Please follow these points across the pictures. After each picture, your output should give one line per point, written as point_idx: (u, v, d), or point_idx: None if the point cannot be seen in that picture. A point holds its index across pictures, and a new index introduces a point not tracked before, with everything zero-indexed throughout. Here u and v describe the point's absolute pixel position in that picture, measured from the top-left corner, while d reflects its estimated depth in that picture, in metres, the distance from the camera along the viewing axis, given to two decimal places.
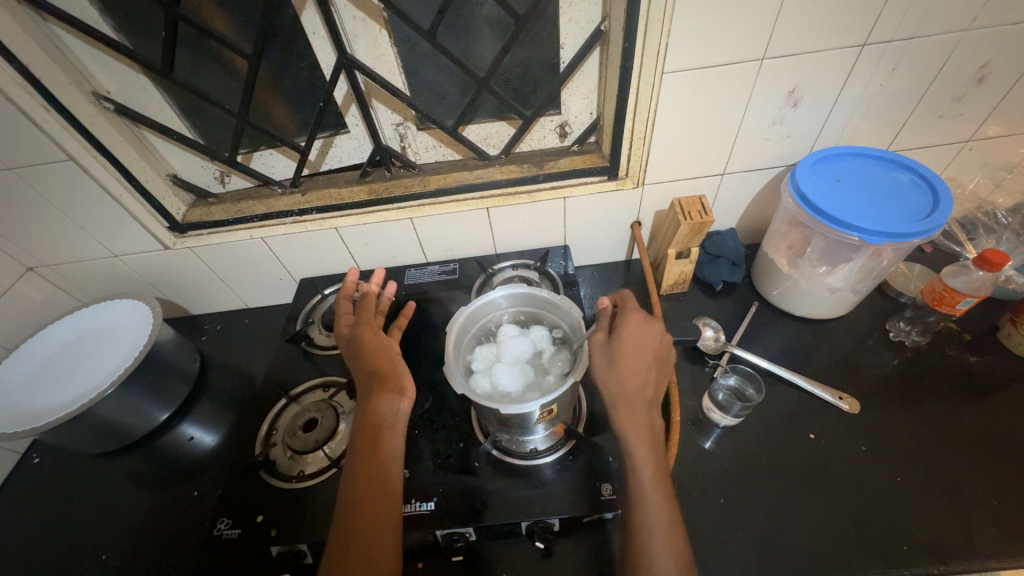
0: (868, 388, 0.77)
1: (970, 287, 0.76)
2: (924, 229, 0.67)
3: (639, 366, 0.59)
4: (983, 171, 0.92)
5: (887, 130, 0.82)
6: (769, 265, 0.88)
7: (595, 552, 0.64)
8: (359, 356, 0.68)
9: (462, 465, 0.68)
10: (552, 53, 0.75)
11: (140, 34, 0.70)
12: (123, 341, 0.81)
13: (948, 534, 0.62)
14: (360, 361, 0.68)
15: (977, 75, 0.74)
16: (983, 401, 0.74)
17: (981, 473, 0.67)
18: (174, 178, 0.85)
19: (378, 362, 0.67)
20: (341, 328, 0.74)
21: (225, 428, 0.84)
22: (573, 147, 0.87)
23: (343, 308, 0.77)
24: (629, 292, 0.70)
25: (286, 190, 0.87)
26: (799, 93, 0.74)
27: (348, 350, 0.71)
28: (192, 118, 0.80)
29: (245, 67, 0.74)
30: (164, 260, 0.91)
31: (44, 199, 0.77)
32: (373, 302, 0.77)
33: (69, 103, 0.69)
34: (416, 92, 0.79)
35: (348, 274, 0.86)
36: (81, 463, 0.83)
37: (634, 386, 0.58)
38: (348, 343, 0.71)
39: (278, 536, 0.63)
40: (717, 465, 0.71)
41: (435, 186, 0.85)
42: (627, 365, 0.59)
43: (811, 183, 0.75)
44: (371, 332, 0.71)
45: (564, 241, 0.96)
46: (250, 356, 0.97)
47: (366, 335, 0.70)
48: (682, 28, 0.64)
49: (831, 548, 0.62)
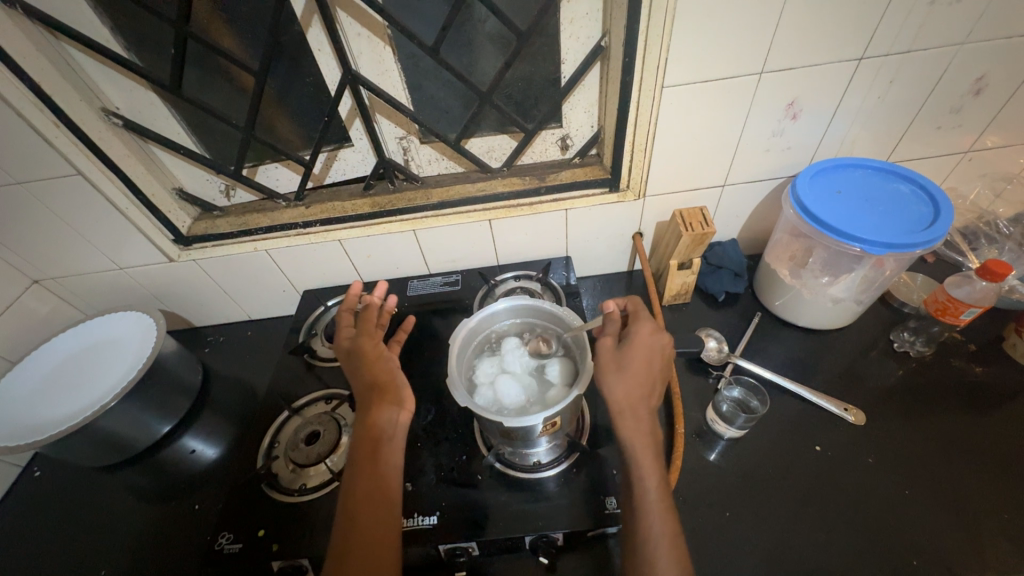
0: (874, 399, 0.77)
1: (974, 297, 0.76)
2: (925, 240, 0.67)
3: (644, 376, 0.59)
4: (983, 182, 0.92)
5: (886, 142, 0.82)
6: (772, 275, 0.88)
7: (599, 567, 0.63)
8: (359, 368, 0.68)
9: (465, 478, 0.67)
10: (553, 68, 0.76)
11: (150, 51, 0.71)
12: (127, 353, 0.81)
13: (959, 549, 0.61)
14: (360, 373, 0.68)
15: (975, 88, 0.75)
16: (990, 412, 0.73)
17: (991, 486, 0.66)
18: (179, 191, 0.86)
19: (378, 373, 0.67)
20: (341, 340, 0.73)
21: (227, 440, 0.83)
22: (574, 159, 0.88)
23: (345, 321, 0.77)
24: (639, 296, 0.70)
25: (290, 203, 0.88)
26: (798, 106, 0.75)
27: (348, 363, 0.70)
28: (198, 133, 0.81)
29: (251, 83, 0.75)
30: (168, 273, 0.91)
31: (51, 213, 0.78)
32: (374, 315, 0.76)
33: (79, 118, 0.70)
34: (419, 106, 0.81)
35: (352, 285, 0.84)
36: (82, 476, 0.82)
37: (639, 395, 0.58)
38: (347, 355, 0.71)
39: (279, 550, 0.63)
40: (723, 477, 0.70)
41: (439, 199, 0.86)
42: (632, 374, 0.59)
43: (811, 194, 0.75)
44: (371, 343, 0.70)
45: (566, 252, 0.97)
46: (253, 368, 0.97)
47: (366, 347, 0.69)
48: (682, 42, 0.65)
49: (840, 563, 0.61)
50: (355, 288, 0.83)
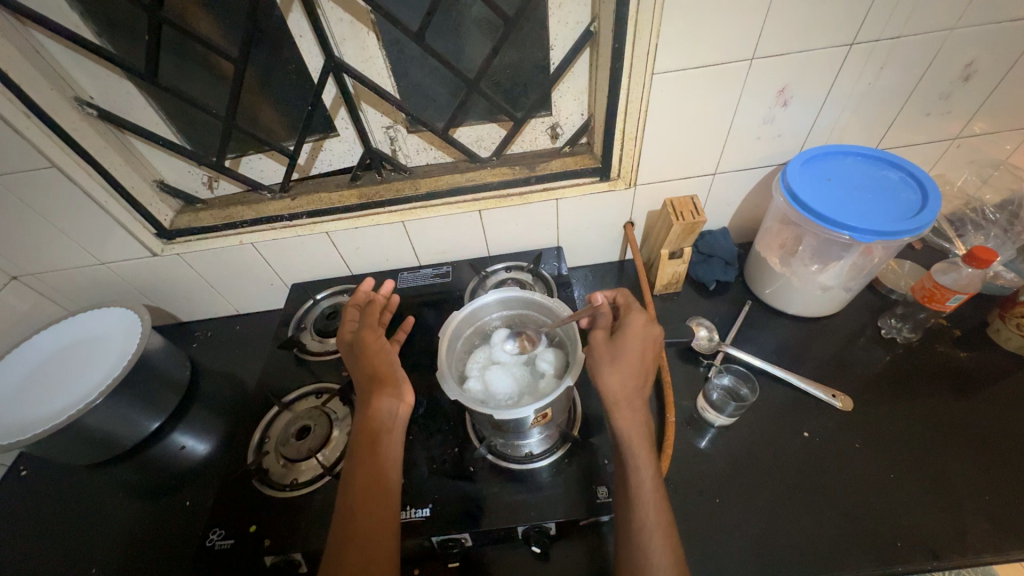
0: (861, 385, 0.78)
1: (959, 283, 0.76)
2: (913, 227, 0.67)
3: (641, 366, 0.59)
4: (971, 169, 0.92)
5: (876, 129, 0.82)
6: (762, 263, 0.88)
7: (592, 555, 0.64)
8: (359, 359, 0.68)
9: (458, 470, 0.67)
10: (541, 55, 0.75)
11: (123, 37, 0.68)
12: (112, 350, 0.80)
13: (941, 530, 0.62)
14: (360, 365, 0.67)
15: (964, 73, 0.75)
16: (974, 396, 0.75)
17: (972, 468, 0.67)
18: (160, 183, 0.84)
19: (376, 367, 0.66)
20: (344, 332, 0.73)
21: (217, 436, 0.83)
22: (565, 148, 0.87)
23: (349, 315, 0.76)
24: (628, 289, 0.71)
25: (275, 195, 0.87)
26: (789, 93, 0.74)
27: (348, 356, 0.70)
28: (178, 122, 0.79)
29: (231, 70, 0.73)
30: (152, 267, 0.89)
31: (27, 208, 0.75)
32: (379, 309, 0.76)
33: (51, 109, 0.68)
34: (406, 95, 0.79)
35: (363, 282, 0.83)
36: (71, 475, 0.81)
37: (636, 383, 0.58)
38: (349, 347, 0.70)
39: (271, 545, 0.63)
40: (713, 464, 0.71)
41: (427, 189, 0.85)
42: (629, 363, 0.59)
43: (802, 183, 0.75)
44: (370, 335, 0.69)
45: (557, 243, 0.96)
46: (242, 363, 0.96)
47: (369, 338, 0.69)
48: (672, 27, 0.64)
49: (828, 546, 0.62)
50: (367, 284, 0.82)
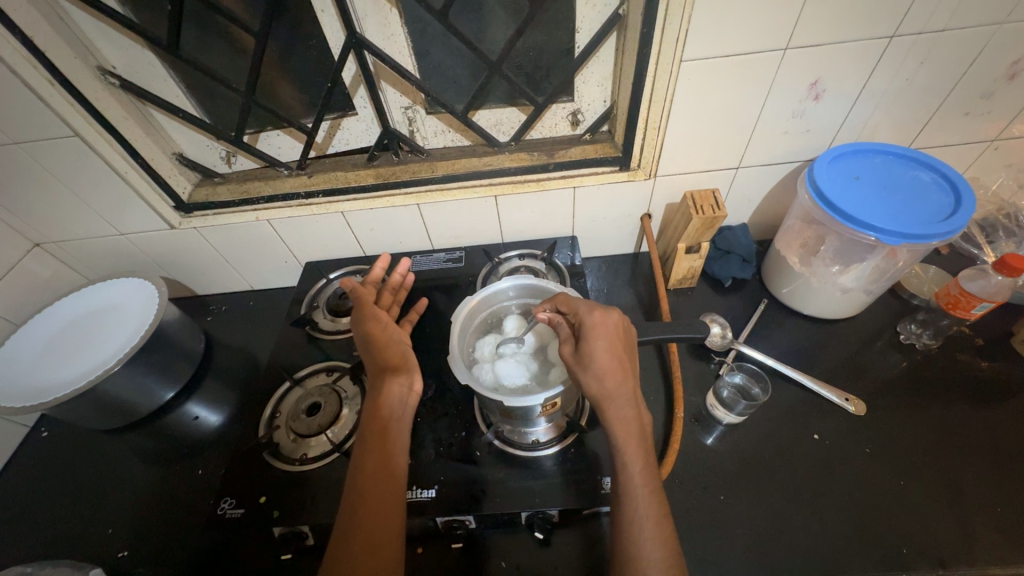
0: (876, 390, 0.77)
1: (987, 291, 0.74)
2: (943, 230, 0.65)
3: (614, 361, 0.58)
4: (1008, 173, 0.89)
5: (910, 128, 0.79)
6: (781, 262, 0.87)
7: (591, 545, 0.64)
8: (377, 347, 0.68)
9: (464, 454, 0.68)
10: (567, 38, 0.73)
11: (146, 7, 0.68)
12: (130, 320, 0.81)
13: (950, 540, 0.61)
14: (378, 353, 0.68)
15: (1010, 72, 0.71)
16: (993, 406, 0.73)
17: (987, 480, 0.66)
18: (179, 157, 0.84)
19: (402, 352, 0.68)
20: (361, 304, 0.73)
21: (230, 409, 0.84)
22: (585, 135, 0.85)
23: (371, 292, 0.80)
24: (564, 292, 0.68)
25: (292, 172, 0.87)
26: (822, 86, 0.71)
27: (374, 326, 0.70)
28: (198, 96, 0.79)
29: (252, 43, 0.72)
30: (170, 239, 0.90)
31: (49, 174, 0.76)
32: (370, 296, 0.76)
33: (74, 77, 0.68)
34: (426, 75, 0.78)
35: (380, 260, 0.86)
36: (90, 439, 0.84)
37: (614, 380, 0.57)
38: (365, 322, 0.71)
39: (280, 517, 0.64)
40: (719, 461, 0.71)
41: (444, 172, 0.84)
42: (604, 366, 0.57)
43: (829, 181, 0.73)
44: (405, 332, 0.75)
45: (572, 232, 0.95)
46: (255, 338, 0.97)
47: (384, 329, 0.70)
48: (704, 14, 0.62)
49: (832, 549, 0.62)
50: (394, 279, 0.86)
